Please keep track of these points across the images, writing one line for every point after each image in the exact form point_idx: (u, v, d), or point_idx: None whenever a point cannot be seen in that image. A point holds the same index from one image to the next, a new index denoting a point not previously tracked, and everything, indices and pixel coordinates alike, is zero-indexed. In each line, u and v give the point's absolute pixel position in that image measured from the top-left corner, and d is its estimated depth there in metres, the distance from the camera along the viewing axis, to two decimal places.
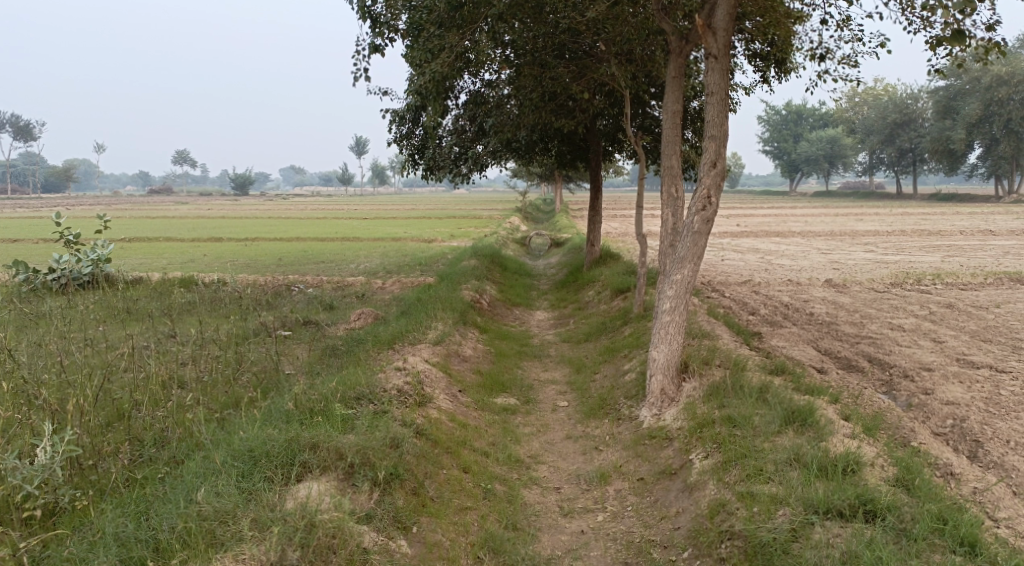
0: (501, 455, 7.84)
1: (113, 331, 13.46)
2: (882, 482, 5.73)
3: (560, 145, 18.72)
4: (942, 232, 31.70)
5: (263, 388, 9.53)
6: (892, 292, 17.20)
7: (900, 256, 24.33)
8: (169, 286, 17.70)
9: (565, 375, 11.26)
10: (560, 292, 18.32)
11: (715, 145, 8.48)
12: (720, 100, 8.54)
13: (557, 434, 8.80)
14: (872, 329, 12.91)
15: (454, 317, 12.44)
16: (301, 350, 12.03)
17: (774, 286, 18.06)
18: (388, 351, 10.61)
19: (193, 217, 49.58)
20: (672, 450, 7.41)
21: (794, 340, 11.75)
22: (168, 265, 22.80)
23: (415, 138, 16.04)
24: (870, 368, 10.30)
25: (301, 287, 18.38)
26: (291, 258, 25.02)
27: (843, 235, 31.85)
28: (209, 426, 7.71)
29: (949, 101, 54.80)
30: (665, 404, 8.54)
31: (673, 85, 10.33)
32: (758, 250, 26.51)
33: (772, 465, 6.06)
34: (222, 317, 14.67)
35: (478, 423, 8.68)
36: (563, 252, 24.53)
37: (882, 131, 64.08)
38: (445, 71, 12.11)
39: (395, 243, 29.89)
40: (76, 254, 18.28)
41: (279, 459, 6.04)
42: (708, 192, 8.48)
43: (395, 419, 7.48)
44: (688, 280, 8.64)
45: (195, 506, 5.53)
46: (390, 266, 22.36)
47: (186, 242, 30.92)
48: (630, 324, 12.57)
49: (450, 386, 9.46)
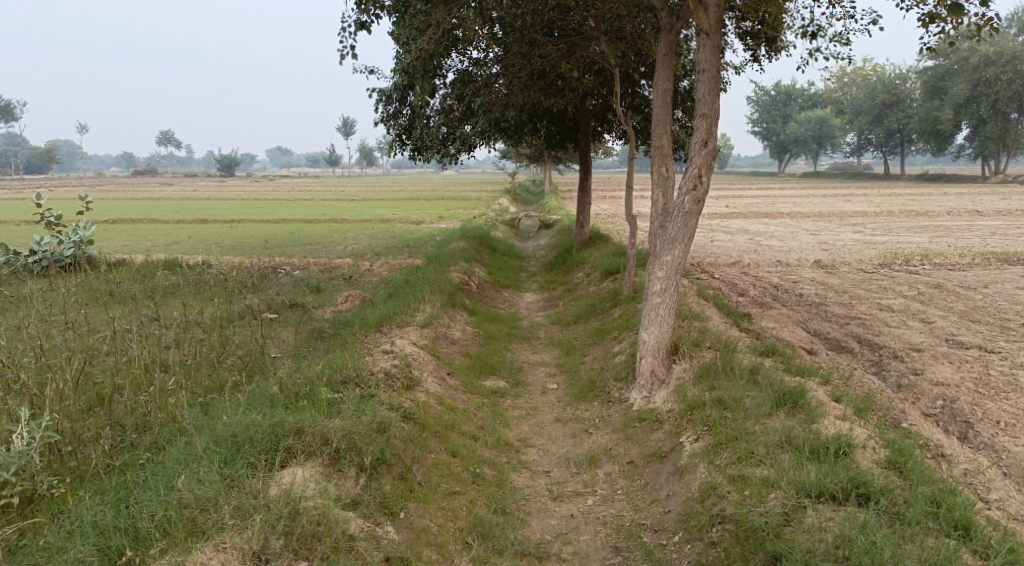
0: (490, 439, 7.76)
1: (96, 314, 13.29)
2: (874, 464, 5.68)
3: (549, 125, 18.56)
4: (931, 213, 31.76)
5: (249, 372, 9.41)
6: (881, 272, 17.19)
7: (888, 237, 24.33)
8: (153, 268, 17.51)
9: (554, 357, 11.18)
10: (549, 274, 18.22)
11: (706, 123, 8.37)
12: (712, 78, 8.42)
13: (546, 416, 8.73)
14: (862, 310, 12.88)
15: (442, 299, 12.32)
16: (287, 333, 11.91)
17: (764, 267, 18.02)
18: (375, 334, 10.50)
19: (178, 198, 49.12)
20: (662, 432, 7.35)
21: (784, 321, 11.70)
22: (153, 247, 22.56)
23: (402, 117, 15.87)
24: (860, 349, 10.26)
25: (288, 269, 18.23)
26: (277, 240, 24.81)
27: (832, 216, 31.85)
28: (192, 411, 7.60)
29: (937, 82, 54.76)
30: (655, 385, 8.48)
31: (664, 63, 10.18)
32: (747, 231, 26.48)
33: (763, 448, 6.00)
34: (207, 299, 14.51)
35: (467, 406, 8.59)
36: (552, 234, 24.43)
37: (870, 112, 64.06)
38: (433, 49, 11.94)
39: (382, 224, 29.67)
40: (58, 236, 18.04)
41: (263, 445, 5.94)
42: (699, 172, 8.38)
43: (382, 402, 7.38)
44: (679, 261, 8.56)
45: (175, 493, 5.42)
46: (377, 248, 22.18)
47: (170, 224, 30.62)
48: (619, 305, 12.49)
49: (438, 369, 9.37)
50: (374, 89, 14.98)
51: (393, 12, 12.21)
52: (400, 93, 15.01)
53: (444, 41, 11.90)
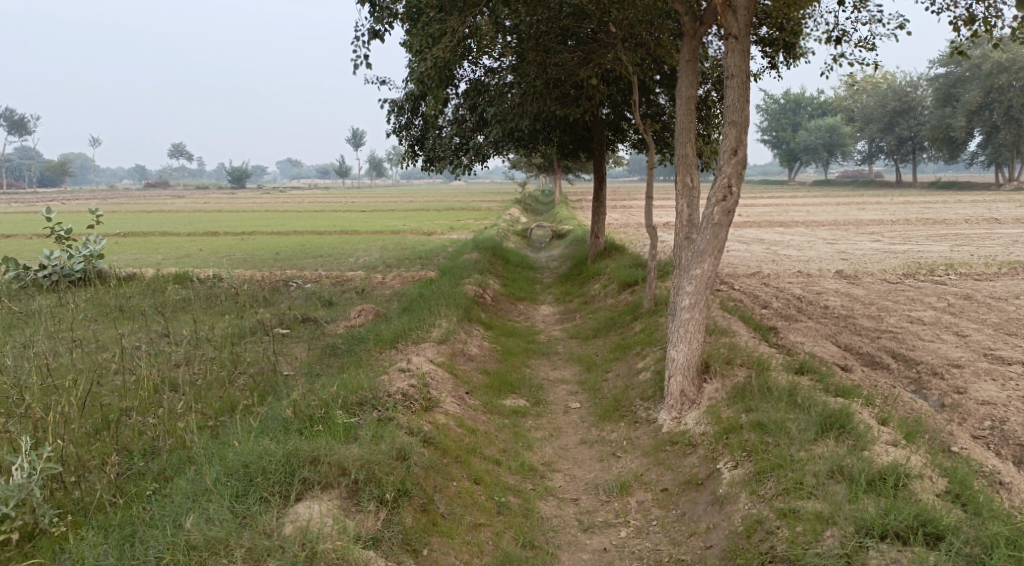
0: (513, 463, 7.38)
1: (104, 330, 12.98)
2: (936, 498, 5.29)
3: (563, 135, 18.23)
4: (948, 221, 31.20)
5: (261, 393, 9.09)
6: (906, 283, 16.73)
7: (908, 246, 23.84)
8: (162, 282, 17.25)
9: (575, 374, 10.80)
10: (565, 286, 17.83)
11: (736, 131, 7.98)
12: (741, 83, 8.04)
13: (571, 438, 8.35)
14: (891, 322, 12.45)
15: (458, 314, 11.96)
16: (300, 349, 11.58)
17: (784, 278, 17.58)
18: (390, 351, 10.14)
19: (189, 210, 49.01)
20: (697, 457, 6.96)
21: (812, 335, 11.27)
22: (163, 260, 22.30)
23: (413, 128, 15.62)
24: (896, 364, 9.83)
25: (299, 283, 17.94)
26: (288, 252, 24.54)
27: (847, 225, 31.33)
28: (202, 436, 7.26)
29: (949, 88, 54.17)
30: (685, 406, 8.08)
31: (687, 70, 9.79)
32: (763, 240, 26.02)
33: (812, 479, 5.62)
34: (217, 315, 14.21)
35: (488, 428, 8.22)
36: (565, 244, 24.05)
37: (881, 120, 63.58)
38: (447, 57, 11.69)
39: (393, 236, 29.36)
40: (67, 250, 17.79)
41: (277, 477, 5.58)
42: (729, 181, 8.01)
43: (400, 427, 7.01)
44: (709, 275, 8.17)
45: (182, 533, 5.07)
46: (389, 260, 21.84)
47: (180, 236, 30.42)
48: (640, 319, 12.09)
49: (456, 387, 9.01)
50: (386, 99, 14.75)
51: (406, 20, 11.98)
52: (412, 103, 14.76)
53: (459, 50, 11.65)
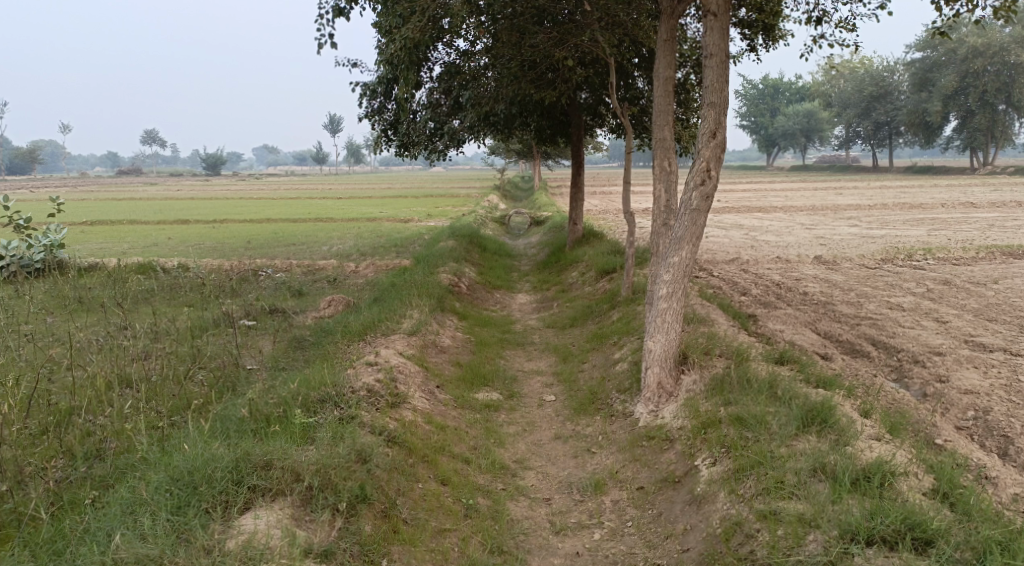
0: (483, 461, 7.07)
1: (63, 323, 12.53)
2: (922, 497, 5.06)
3: (540, 119, 17.85)
4: (925, 206, 31.16)
5: (222, 392, 8.73)
6: (885, 268, 16.56)
7: (887, 230, 23.70)
8: (127, 272, 16.77)
9: (550, 365, 10.48)
10: (542, 274, 17.51)
11: (715, 113, 7.67)
12: (720, 63, 7.72)
13: (544, 433, 8.04)
14: (871, 308, 12.24)
15: (430, 304, 11.59)
16: (265, 342, 11.21)
17: (764, 264, 17.35)
18: (359, 344, 9.77)
19: (163, 199, 48.13)
20: (674, 453, 6.69)
21: (792, 323, 11.02)
22: (129, 250, 21.71)
23: (387, 112, 15.23)
24: (877, 353, 9.61)
25: (269, 272, 17.51)
26: (260, 240, 24.05)
27: (825, 210, 31.20)
28: (154, 437, 6.91)
29: (925, 73, 54.24)
30: (663, 399, 7.78)
31: (664, 50, 9.42)
32: (742, 226, 25.82)
33: (794, 477, 5.36)
34: (181, 306, 13.80)
35: (458, 424, 7.89)
36: (543, 231, 23.71)
37: (858, 105, 63.59)
38: (417, 37, 11.32)
39: (369, 223, 28.85)
40: (27, 240, 17.30)
41: (224, 485, 5.25)
42: (707, 165, 7.71)
43: (363, 426, 6.68)
44: (687, 263, 7.88)
45: (113, 552, 4.73)
46: (364, 248, 21.42)
47: (150, 224, 29.80)
48: (617, 308, 11.81)
49: (426, 382, 8.67)
50: (357, 82, 14.35)
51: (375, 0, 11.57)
52: (385, 87, 14.39)
53: (430, 29, 11.29)
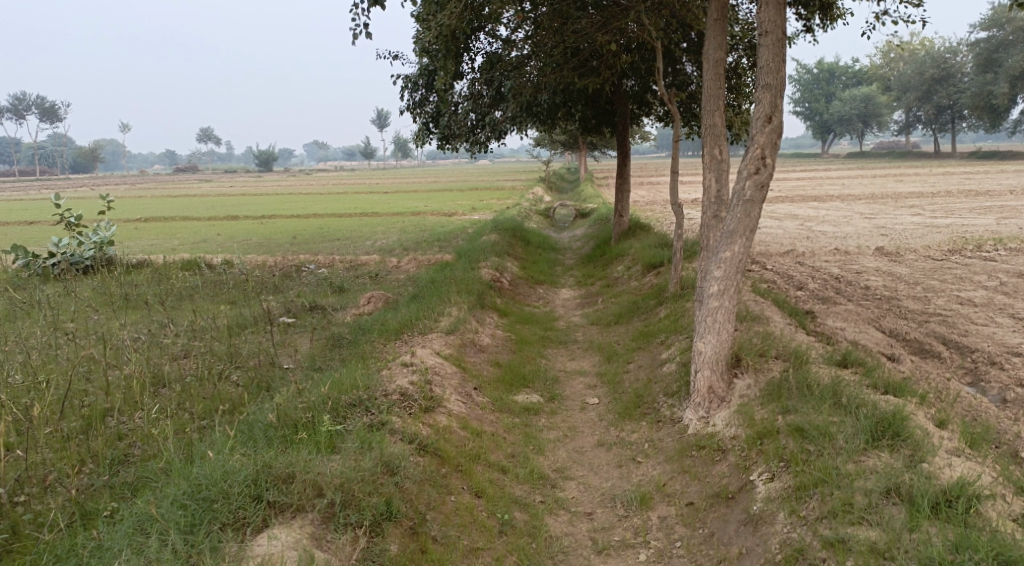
0: (521, 470, 6.65)
1: (106, 321, 12.50)
2: (1013, 525, 4.56)
3: (585, 109, 17.34)
4: (992, 193, 29.74)
5: (256, 393, 8.49)
6: (953, 260, 15.65)
7: (952, 219, 22.56)
8: (172, 269, 16.77)
9: (594, 365, 10.00)
10: (588, 267, 17.01)
11: (771, 95, 7.12)
12: (776, 41, 7.15)
13: (587, 440, 7.58)
14: (940, 304, 11.49)
15: (470, 301, 11.20)
16: (304, 341, 10.98)
17: (821, 256, 16.56)
18: (395, 343, 9.42)
19: (216, 195, 48.70)
20: (727, 464, 6.19)
21: (853, 320, 10.35)
22: (179, 246, 21.85)
23: (428, 105, 14.95)
24: (948, 354, 8.93)
25: (312, 267, 17.35)
26: (306, 236, 24.01)
27: (885, 199, 29.96)
28: (181, 441, 6.66)
29: (990, 54, 52.00)
30: (714, 404, 7.23)
31: (715, 31, 8.83)
32: (797, 216, 24.90)
33: (864, 498, 4.86)
34: (223, 303, 13.69)
35: (495, 429, 7.47)
36: (589, 224, 23.17)
37: (918, 88, 61.37)
38: (454, 24, 10.99)
39: (414, 217, 28.64)
40: (77, 238, 17.50)
41: (241, 501, 5.03)
42: (762, 152, 7.17)
43: (393, 433, 6.32)
44: (740, 257, 7.33)
45: None
46: (408, 243, 21.16)
47: (200, 221, 30.06)
48: (664, 305, 11.27)
49: (464, 383, 8.26)
50: (399, 75, 14.09)
51: None
52: (426, 78, 14.08)
53: (467, 16, 10.97)
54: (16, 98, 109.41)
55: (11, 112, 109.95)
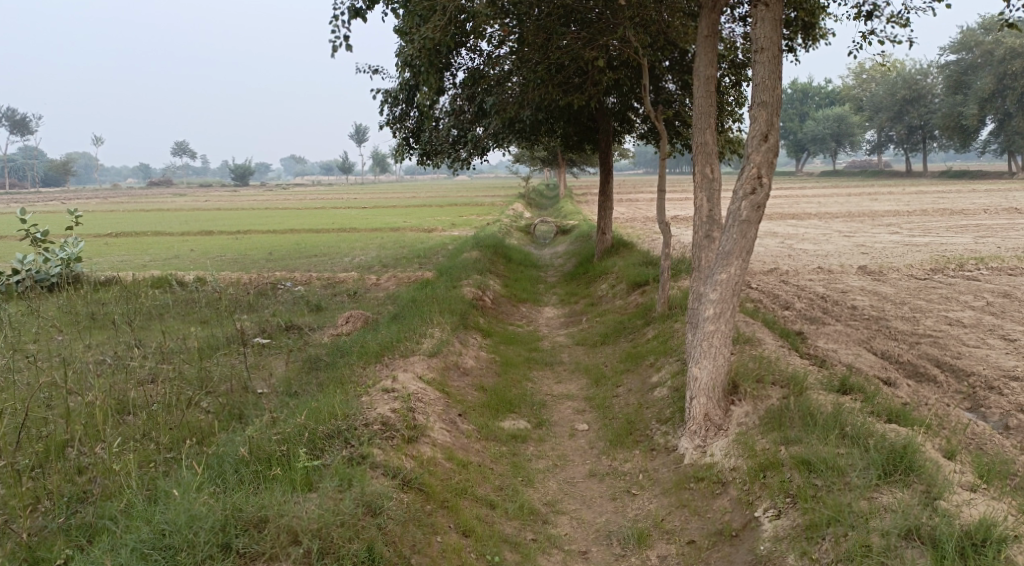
0: (511, 505, 6.34)
1: (71, 342, 12.00)
2: None
3: (566, 126, 17.11)
4: (966, 211, 29.94)
5: (228, 421, 8.09)
6: (936, 279, 15.53)
7: (930, 238, 22.56)
8: (143, 286, 16.28)
9: (582, 388, 9.69)
10: (571, 285, 16.73)
11: (766, 113, 6.87)
12: (772, 58, 6.91)
13: (578, 469, 7.27)
14: (929, 325, 11.32)
15: (453, 321, 10.85)
16: (279, 364, 10.57)
17: (805, 274, 16.41)
18: (375, 366, 9.05)
19: (190, 210, 48.03)
20: (729, 499, 5.94)
21: (844, 341, 10.12)
22: (150, 263, 21.31)
23: (408, 120, 14.64)
24: (943, 377, 8.72)
25: (289, 285, 16.91)
26: (282, 252, 23.55)
27: (862, 217, 30.04)
28: (147, 477, 6.28)
29: (960, 76, 52.75)
30: (711, 432, 6.92)
31: (705, 47, 8.60)
32: (777, 234, 24.82)
33: (881, 541, 4.68)
34: (195, 323, 13.24)
35: (483, 459, 7.14)
36: (570, 240, 22.91)
37: (890, 108, 62.10)
38: (438, 37, 10.68)
39: (392, 233, 28.23)
40: (43, 254, 16.96)
41: (209, 552, 4.75)
42: (757, 171, 6.91)
43: (376, 467, 5.99)
44: (735, 280, 7.05)
45: None
46: (387, 260, 20.76)
47: (173, 236, 29.43)
48: (652, 325, 10.99)
49: (448, 410, 7.91)
50: (378, 90, 13.79)
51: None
52: (407, 93, 13.75)
53: (451, 30, 10.69)
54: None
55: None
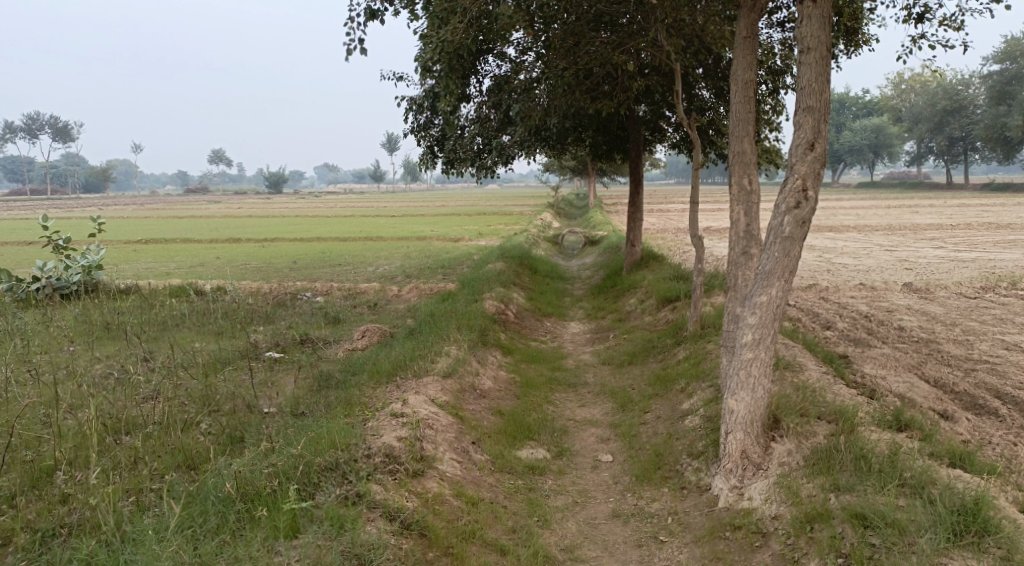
0: (524, 551, 5.77)
1: (80, 354, 11.55)
2: None
3: (596, 135, 16.48)
4: (1012, 225, 28.71)
5: (226, 446, 7.54)
6: (987, 298, 14.57)
7: (976, 253, 21.51)
8: (160, 296, 15.86)
9: (607, 414, 9.02)
10: (598, 299, 16.06)
11: (813, 119, 6.19)
12: (820, 58, 6.21)
13: (600, 508, 6.63)
14: (984, 348, 10.48)
15: (471, 339, 10.22)
16: (289, 380, 10.02)
17: (846, 291, 15.58)
18: (386, 387, 8.44)
19: (218, 216, 47.97)
20: (770, 554, 5.46)
21: (892, 366, 9.33)
22: (173, 271, 20.95)
23: (433, 128, 14.13)
24: (1005, 411, 7.92)
25: (309, 296, 16.40)
26: (306, 260, 23.14)
27: (904, 230, 28.91)
28: (127, 514, 5.74)
29: (1004, 86, 51.11)
30: (749, 472, 6.24)
31: (744, 49, 7.95)
32: (814, 247, 23.89)
33: None
34: (209, 335, 12.76)
35: (495, 496, 6.52)
36: (599, 252, 22.18)
37: (930, 119, 60.53)
38: (459, 40, 10.13)
39: (418, 242, 27.73)
40: (64, 261, 16.63)
41: None
42: (802, 183, 6.24)
43: (374, 507, 5.49)
44: (778, 303, 6.34)
45: None
46: (410, 270, 20.21)
47: (201, 244, 29.14)
48: (683, 345, 10.27)
49: (461, 437, 7.30)
50: (402, 97, 13.31)
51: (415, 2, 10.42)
52: (431, 101, 13.23)
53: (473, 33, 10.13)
54: (28, 118, 109.88)
55: (22, 131, 110.01)
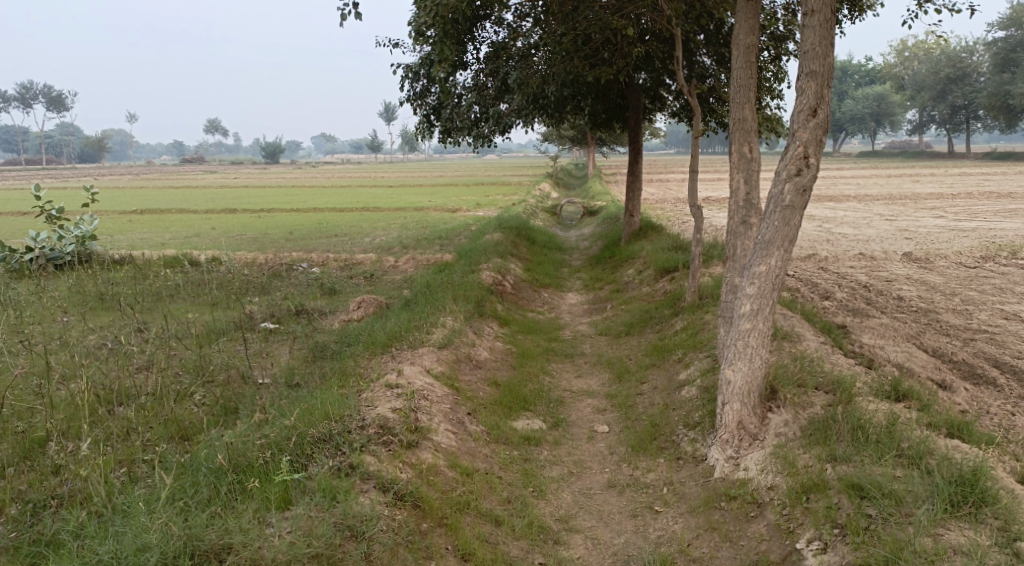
0: (518, 522, 5.76)
1: (74, 325, 11.46)
2: None
3: (595, 103, 16.28)
4: (1013, 195, 28.55)
5: (220, 417, 7.49)
6: (986, 268, 14.49)
7: (977, 223, 21.39)
8: (156, 267, 15.74)
9: (603, 384, 8.98)
10: (595, 270, 15.97)
11: (816, 84, 6.05)
12: (824, 22, 6.06)
13: (595, 478, 6.61)
14: (983, 318, 10.42)
15: (467, 309, 10.15)
16: (284, 351, 9.95)
17: (845, 261, 15.49)
18: (381, 358, 8.38)
19: (216, 187, 47.63)
20: (765, 524, 5.45)
21: (891, 335, 9.27)
22: (168, 242, 20.79)
23: (430, 97, 13.93)
24: (1004, 380, 7.88)
25: (305, 267, 16.29)
26: (303, 231, 23.00)
27: (905, 200, 28.72)
28: (118, 486, 5.71)
29: (1008, 54, 50.55)
30: (745, 442, 6.20)
31: (746, 13, 7.77)
32: (814, 217, 23.75)
33: None
34: (204, 307, 12.66)
35: (490, 466, 6.50)
36: (598, 222, 22.04)
37: (933, 87, 59.97)
38: (454, 5, 9.92)
39: (415, 213, 27.56)
40: (58, 232, 16.47)
41: None
42: (803, 150, 6.12)
43: (368, 478, 5.46)
44: (777, 272, 6.26)
45: None
46: (407, 241, 20.09)
47: (197, 215, 28.96)
48: (681, 316, 10.21)
49: (456, 408, 7.26)
50: (398, 64, 13.11)
51: None
52: (427, 68, 13.03)
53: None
54: (22, 88, 108.84)
55: (16, 101, 109.03)
